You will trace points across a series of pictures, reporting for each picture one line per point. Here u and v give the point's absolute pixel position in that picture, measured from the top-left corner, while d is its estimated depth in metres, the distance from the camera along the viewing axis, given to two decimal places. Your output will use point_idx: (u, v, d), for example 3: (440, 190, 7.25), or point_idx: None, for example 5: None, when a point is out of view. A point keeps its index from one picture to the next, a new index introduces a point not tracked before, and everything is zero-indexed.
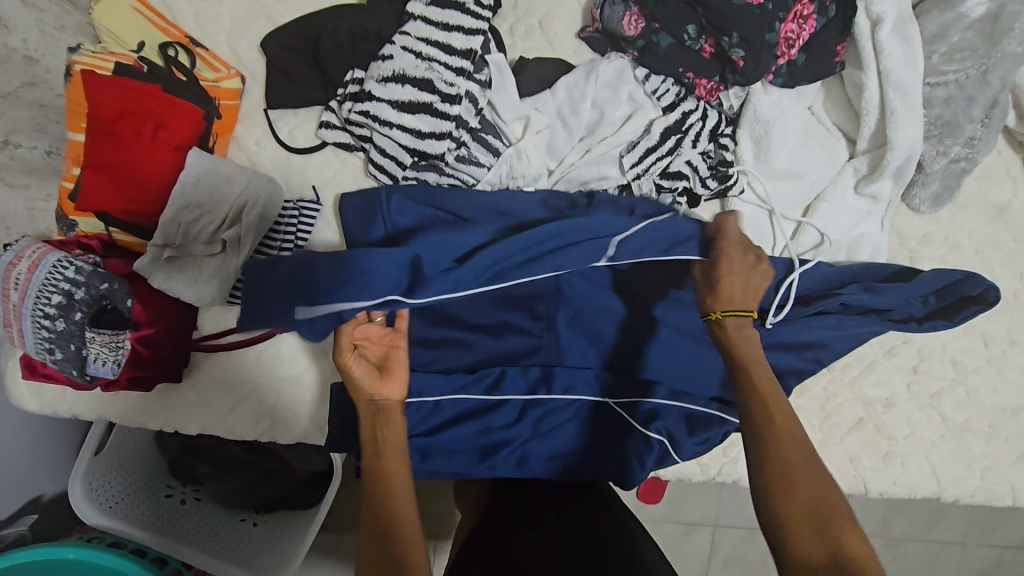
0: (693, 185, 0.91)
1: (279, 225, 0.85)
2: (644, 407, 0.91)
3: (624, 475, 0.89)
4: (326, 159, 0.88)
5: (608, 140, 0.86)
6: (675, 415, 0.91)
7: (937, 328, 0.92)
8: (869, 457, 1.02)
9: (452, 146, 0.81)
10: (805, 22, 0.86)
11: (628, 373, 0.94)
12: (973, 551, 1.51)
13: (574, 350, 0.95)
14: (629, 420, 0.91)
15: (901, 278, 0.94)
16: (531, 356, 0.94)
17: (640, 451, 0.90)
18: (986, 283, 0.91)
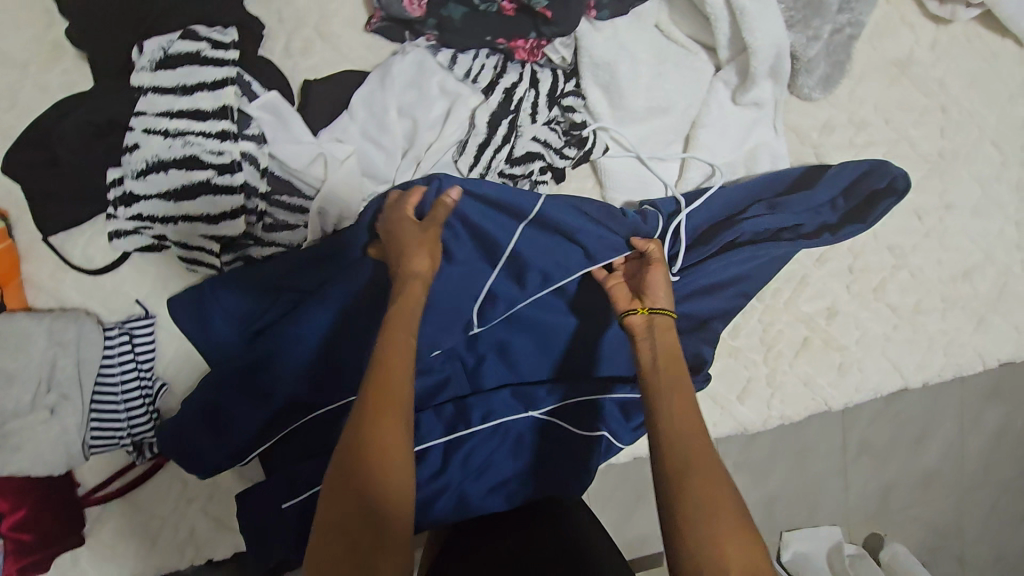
0: (549, 161, 0.79)
1: (111, 356, 0.76)
2: (575, 406, 0.86)
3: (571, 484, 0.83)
4: (139, 268, 0.77)
5: (433, 147, 0.74)
6: (610, 406, 0.86)
7: (854, 233, 0.83)
8: (823, 373, 0.96)
9: (252, 219, 0.71)
10: None
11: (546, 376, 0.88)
12: None
13: (485, 371, 0.88)
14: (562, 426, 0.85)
15: (803, 184, 0.86)
16: (441, 393, 0.87)
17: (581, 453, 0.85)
18: (894, 172, 0.85)
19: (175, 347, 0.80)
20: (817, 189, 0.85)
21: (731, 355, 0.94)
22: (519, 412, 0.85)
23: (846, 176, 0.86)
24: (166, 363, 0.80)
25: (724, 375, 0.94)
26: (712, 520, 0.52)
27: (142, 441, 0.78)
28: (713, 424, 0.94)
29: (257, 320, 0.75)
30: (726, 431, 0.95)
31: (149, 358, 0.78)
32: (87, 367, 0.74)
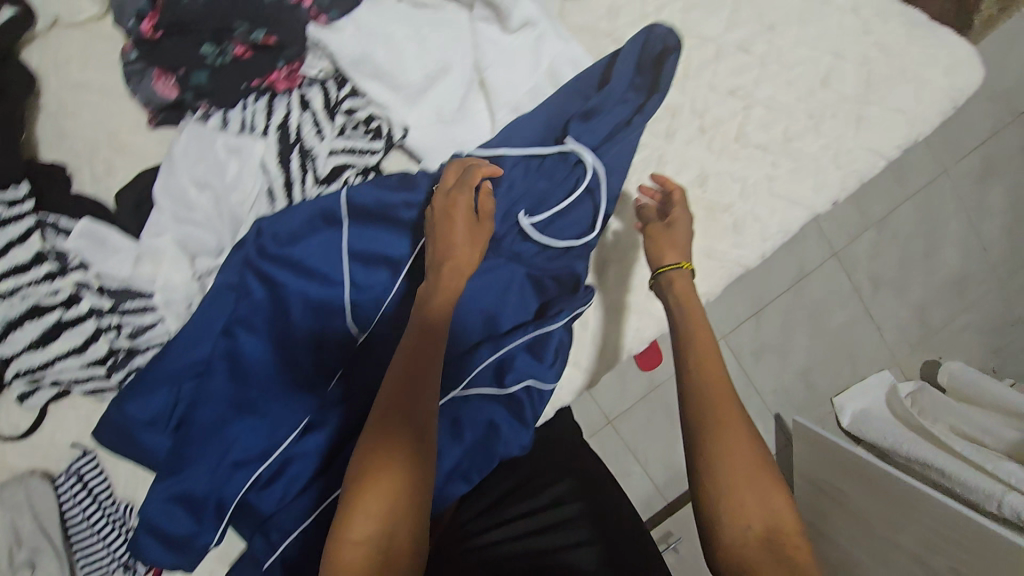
0: (359, 163, 0.82)
1: (68, 498, 0.84)
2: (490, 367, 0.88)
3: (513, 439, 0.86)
4: (60, 416, 0.85)
5: (245, 204, 0.79)
6: (520, 353, 0.88)
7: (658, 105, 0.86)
8: (720, 238, 0.95)
9: (113, 333, 0.76)
10: None
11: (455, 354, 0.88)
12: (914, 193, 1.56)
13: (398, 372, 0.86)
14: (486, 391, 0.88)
15: (605, 77, 0.87)
16: None
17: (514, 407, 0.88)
18: (663, 31, 0.86)
19: (121, 470, 0.87)
20: (610, 74, 0.86)
21: (624, 261, 0.94)
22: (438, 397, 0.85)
23: (635, 53, 0.87)
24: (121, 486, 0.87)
25: (625, 283, 0.94)
26: (746, 504, 0.60)
27: (128, 561, 0.84)
28: (636, 330, 0.95)
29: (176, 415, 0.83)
30: (653, 332, 0.95)
31: (103, 488, 0.85)
32: (48, 516, 0.82)
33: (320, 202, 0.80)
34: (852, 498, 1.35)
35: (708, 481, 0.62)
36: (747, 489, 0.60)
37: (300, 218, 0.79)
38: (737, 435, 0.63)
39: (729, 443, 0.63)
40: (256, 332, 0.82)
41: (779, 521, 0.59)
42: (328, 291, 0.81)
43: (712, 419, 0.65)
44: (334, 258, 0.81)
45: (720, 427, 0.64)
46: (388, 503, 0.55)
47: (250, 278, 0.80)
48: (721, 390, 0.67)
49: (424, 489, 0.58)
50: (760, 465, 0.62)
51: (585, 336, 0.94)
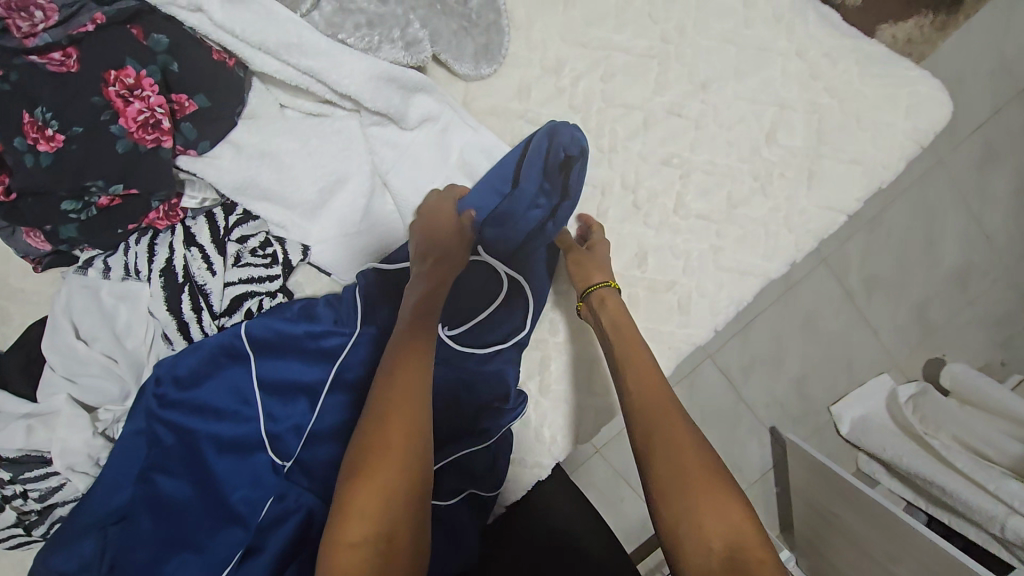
0: (258, 292, 0.77)
1: None
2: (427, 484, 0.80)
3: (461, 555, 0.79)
4: None
5: (142, 351, 0.75)
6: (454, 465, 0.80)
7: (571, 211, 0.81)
8: (665, 319, 0.87)
9: (19, 502, 0.73)
10: (141, 90, 0.66)
11: None
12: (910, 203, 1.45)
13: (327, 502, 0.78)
14: None
15: (508, 182, 0.79)
16: None
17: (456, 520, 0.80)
18: (570, 133, 0.78)
19: None
20: (516, 169, 0.78)
21: (562, 351, 0.89)
22: None
23: (539, 156, 0.78)
24: None
25: (566, 374, 0.88)
26: (704, 514, 0.57)
27: None
28: (583, 423, 0.89)
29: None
30: (600, 423, 0.89)
31: None
32: None
33: (220, 336, 0.75)
34: (850, 523, 1.29)
35: (660, 490, 0.60)
36: (697, 501, 0.58)
37: (198, 360, 0.75)
38: (687, 443, 0.62)
39: (679, 449, 0.62)
40: (171, 476, 0.74)
41: (736, 530, 0.56)
42: (240, 427, 0.76)
43: (655, 431, 0.63)
44: (242, 394, 0.77)
45: (665, 441, 0.63)
46: (379, 514, 0.54)
47: (158, 426, 0.75)
48: (661, 398, 0.66)
49: (417, 504, 0.57)
50: (711, 470, 0.60)
51: (528, 435, 0.87)
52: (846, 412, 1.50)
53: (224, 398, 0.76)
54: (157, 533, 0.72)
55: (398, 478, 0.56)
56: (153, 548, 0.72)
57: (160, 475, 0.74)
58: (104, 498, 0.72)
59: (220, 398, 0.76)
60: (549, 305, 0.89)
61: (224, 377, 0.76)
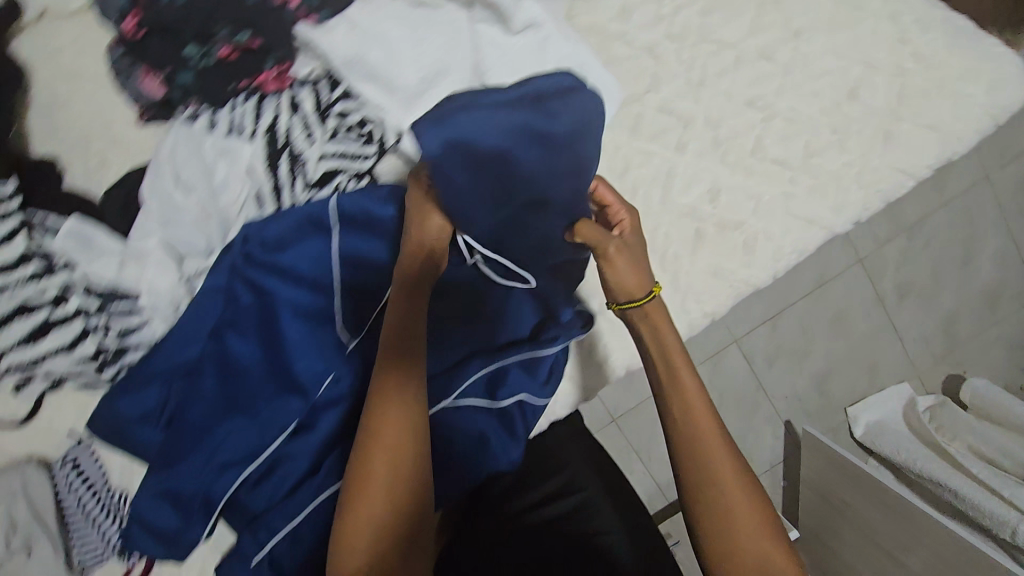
0: (350, 169, 0.79)
1: (64, 484, 0.86)
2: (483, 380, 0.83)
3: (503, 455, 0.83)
4: (57, 404, 0.87)
5: (234, 210, 0.78)
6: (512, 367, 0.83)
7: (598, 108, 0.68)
8: (729, 257, 0.90)
9: (101, 335, 0.76)
10: None
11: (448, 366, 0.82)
12: (924, 219, 1.61)
13: None
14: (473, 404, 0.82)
15: (474, 152, 0.66)
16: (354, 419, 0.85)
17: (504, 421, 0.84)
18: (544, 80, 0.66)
19: (117, 461, 0.89)
20: (513, 163, 0.68)
21: None
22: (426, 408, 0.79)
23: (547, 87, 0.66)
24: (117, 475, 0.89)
25: None
26: (743, 546, 0.59)
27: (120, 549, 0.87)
28: (636, 347, 0.92)
29: (169, 411, 0.83)
30: None
31: (98, 477, 0.87)
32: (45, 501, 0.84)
33: (307, 206, 0.78)
34: (870, 519, 1.28)
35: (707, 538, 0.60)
36: (757, 542, 0.59)
37: (286, 224, 0.78)
38: (733, 496, 0.61)
39: (728, 499, 0.61)
40: (244, 333, 0.80)
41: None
42: (311, 299, 0.80)
43: (713, 463, 0.62)
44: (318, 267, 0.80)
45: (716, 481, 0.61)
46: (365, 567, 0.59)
47: (236, 284, 0.79)
48: (712, 444, 0.63)
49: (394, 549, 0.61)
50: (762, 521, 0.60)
51: (583, 352, 0.92)
52: (862, 414, 1.64)
53: (299, 263, 0.79)
54: (222, 382, 0.82)
55: (396, 508, 0.61)
56: (218, 395, 0.82)
57: (228, 333, 0.80)
58: (184, 342, 0.80)
59: (303, 259, 0.79)
60: None
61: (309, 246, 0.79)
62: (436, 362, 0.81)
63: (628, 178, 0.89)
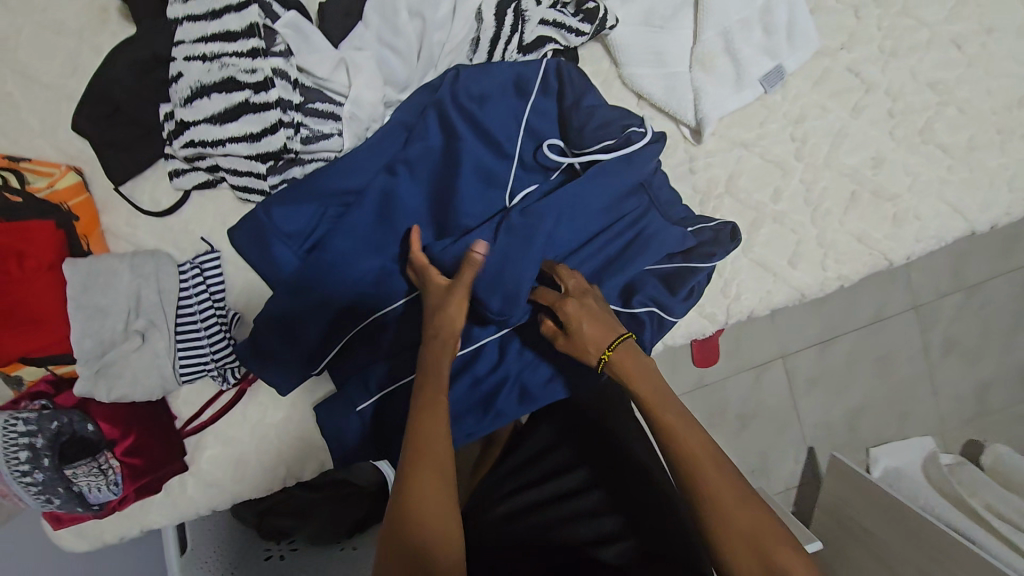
0: (562, 40, 0.82)
1: (186, 286, 0.83)
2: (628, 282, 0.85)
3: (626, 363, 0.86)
4: (199, 205, 0.85)
5: (448, 51, 0.80)
6: (652, 280, 0.85)
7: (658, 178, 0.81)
8: (877, 226, 0.93)
9: (290, 133, 0.76)
10: None
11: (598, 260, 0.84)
12: (986, 283, 1.66)
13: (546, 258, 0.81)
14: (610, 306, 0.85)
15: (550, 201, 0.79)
16: None
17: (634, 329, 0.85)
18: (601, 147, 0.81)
19: (243, 278, 0.87)
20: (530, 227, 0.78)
21: (776, 221, 0.92)
22: None
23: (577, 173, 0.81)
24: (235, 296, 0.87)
25: (770, 243, 0.92)
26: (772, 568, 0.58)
27: (226, 368, 0.85)
28: (768, 293, 0.93)
29: (316, 237, 0.82)
30: (782, 300, 0.94)
31: (220, 287, 0.85)
32: (168, 295, 0.81)
33: (513, 68, 0.80)
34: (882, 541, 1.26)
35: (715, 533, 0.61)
36: (744, 551, 0.60)
37: (496, 78, 0.80)
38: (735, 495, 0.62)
39: (727, 504, 0.61)
40: (417, 176, 0.81)
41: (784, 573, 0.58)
42: (495, 158, 0.81)
43: (703, 482, 0.63)
44: (511, 127, 0.81)
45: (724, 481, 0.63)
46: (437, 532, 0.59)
47: (425, 126, 0.80)
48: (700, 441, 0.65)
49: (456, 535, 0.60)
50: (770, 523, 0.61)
51: (717, 285, 0.93)
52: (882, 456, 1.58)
53: (494, 118, 0.81)
54: (382, 217, 0.82)
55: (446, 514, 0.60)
56: (374, 228, 0.82)
57: (406, 168, 0.81)
58: (357, 170, 0.80)
59: (502, 119, 0.81)
60: (782, 176, 0.92)
61: (508, 104, 0.81)
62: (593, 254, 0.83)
63: (801, 128, 0.92)
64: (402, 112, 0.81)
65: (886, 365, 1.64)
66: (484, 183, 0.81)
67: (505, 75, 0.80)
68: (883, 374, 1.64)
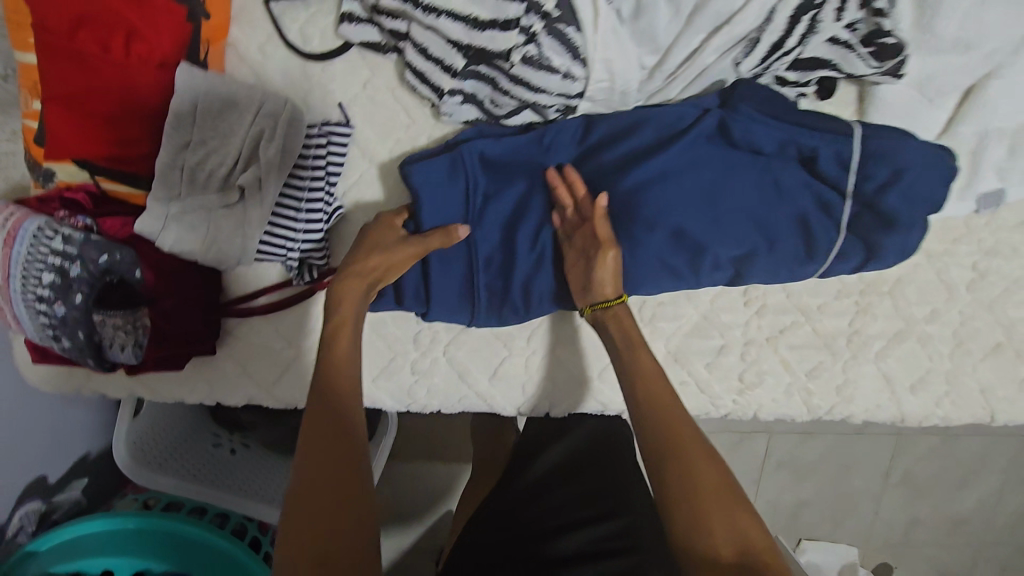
0: (841, 68, 0.69)
1: (306, 156, 0.66)
2: (823, 232, 0.69)
3: (815, 249, 0.70)
4: (352, 67, 0.68)
5: (721, 31, 0.65)
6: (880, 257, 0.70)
7: (895, 249, 0.68)
8: (1004, 385, 0.89)
9: (519, 40, 0.62)
10: None
11: (813, 259, 0.70)
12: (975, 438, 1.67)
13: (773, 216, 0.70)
14: (819, 219, 0.69)
15: (768, 190, 0.70)
16: (692, 216, 0.70)
17: (824, 199, 0.69)
18: (824, 192, 0.69)
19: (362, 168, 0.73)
20: (746, 185, 0.71)
21: (919, 341, 0.86)
22: (780, 269, 0.71)
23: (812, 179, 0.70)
24: (349, 186, 0.73)
25: (903, 361, 0.87)
26: None
27: (308, 258, 0.72)
28: (877, 407, 0.88)
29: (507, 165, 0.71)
30: (883, 418, 0.89)
31: (338, 171, 0.70)
32: (286, 159, 0.64)
33: (780, 133, 0.69)
34: None
35: (655, 438, 0.60)
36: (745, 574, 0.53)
37: (756, 136, 0.69)
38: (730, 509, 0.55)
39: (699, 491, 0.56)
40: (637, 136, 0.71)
41: None
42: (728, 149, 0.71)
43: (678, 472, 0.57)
44: (748, 184, 0.71)
45: (660, 419, 0.60)
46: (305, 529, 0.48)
47: (649, 130, 0.71)
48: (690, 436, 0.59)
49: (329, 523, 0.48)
50: (713, 471, 0.57)
51: (835, 381, 0.87)
52: (807, 546, 1.62)
53: (750, 125, 0.69)
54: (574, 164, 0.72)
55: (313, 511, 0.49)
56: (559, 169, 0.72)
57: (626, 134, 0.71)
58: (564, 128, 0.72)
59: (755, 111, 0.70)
60: (946, 299, 0.86)
61: (766, 102, 0.69)
62: (816, 258, 0.70)
63: (986, 262, 0.85)
64: (632, 111, 0.72)
65: (849, 473, 1.58)
66: (716, 154, 0.71)
67: (788, 112, 0.69)
68: (843, 480, 1.58)
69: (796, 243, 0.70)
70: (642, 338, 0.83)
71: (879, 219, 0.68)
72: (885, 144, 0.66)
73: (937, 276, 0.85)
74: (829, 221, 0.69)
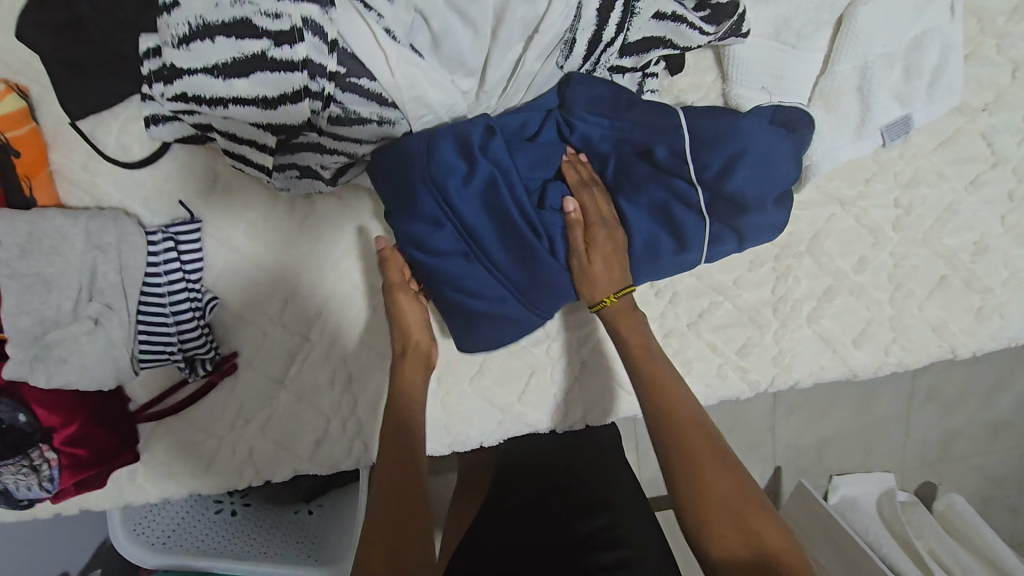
0: (677, 42, 0.64)
1: (155, 262, 0.67)
2: (685, 224, 0.65)
3: (683, 244, 0.66)
4: (184, 163, 0.68)
5: (534, 39, 0.61)
6: (759, 234, 0.66)
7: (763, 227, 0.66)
8: (958, 318, 0.82)
9: (315, 105, 0.59)
10: None
11: (686, 251, 0.66)
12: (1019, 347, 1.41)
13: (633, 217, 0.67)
14: (680, 206, 0.65)
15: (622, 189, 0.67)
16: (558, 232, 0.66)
17: (679, 191, 0.65)
18: (676, 184, 0.65)
19: (223, 253, 0.72)
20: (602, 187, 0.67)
21: (852, 294, 0.81)
22: (655, 271, 0.68)
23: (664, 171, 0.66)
24: (214, 274, 0.72)
25: (840, 317, 0.81)
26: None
27: (194, 357, 0.72)
28: (821, 368, 0.83)
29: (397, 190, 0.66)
30: (832, 377, 0.84)
31: (196, 266, 0.70)
32: (130, 276, 0.66)
33: (612, 130, 0.67)
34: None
35: (670, 447, 0.60)
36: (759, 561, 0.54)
37: (595, 137, 0.68)
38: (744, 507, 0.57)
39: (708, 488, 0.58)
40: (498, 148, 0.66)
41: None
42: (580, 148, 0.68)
43: (704, 475, 0.58)
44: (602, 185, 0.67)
45: (684, 447, 0.60)
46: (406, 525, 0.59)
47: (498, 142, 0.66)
48: (699, 434, 0.61)
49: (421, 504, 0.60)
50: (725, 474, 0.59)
51: (771, 352, 0.82)
52: (843, 484, 1.32)
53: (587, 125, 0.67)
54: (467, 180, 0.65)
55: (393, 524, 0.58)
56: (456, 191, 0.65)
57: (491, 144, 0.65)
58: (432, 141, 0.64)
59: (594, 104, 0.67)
60: (874, 244, 0.79)
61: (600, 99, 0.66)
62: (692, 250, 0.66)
63: (908, 194, 0.78)
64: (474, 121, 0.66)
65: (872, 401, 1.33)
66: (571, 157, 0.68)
67: (619, 107, 0.66)
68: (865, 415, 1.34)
69: (665, 238, 0.67)
70: (555, 353, 0.81)
71: (730, 204, 0.64)
72: (714, 128, 0.64)
73: (857, 221, 0.78)
74: (692, 211, 0.65)
